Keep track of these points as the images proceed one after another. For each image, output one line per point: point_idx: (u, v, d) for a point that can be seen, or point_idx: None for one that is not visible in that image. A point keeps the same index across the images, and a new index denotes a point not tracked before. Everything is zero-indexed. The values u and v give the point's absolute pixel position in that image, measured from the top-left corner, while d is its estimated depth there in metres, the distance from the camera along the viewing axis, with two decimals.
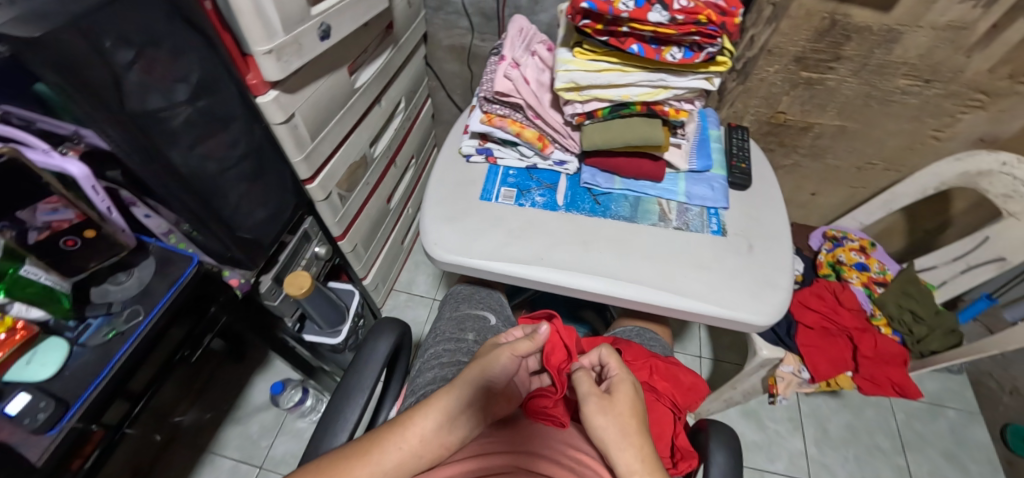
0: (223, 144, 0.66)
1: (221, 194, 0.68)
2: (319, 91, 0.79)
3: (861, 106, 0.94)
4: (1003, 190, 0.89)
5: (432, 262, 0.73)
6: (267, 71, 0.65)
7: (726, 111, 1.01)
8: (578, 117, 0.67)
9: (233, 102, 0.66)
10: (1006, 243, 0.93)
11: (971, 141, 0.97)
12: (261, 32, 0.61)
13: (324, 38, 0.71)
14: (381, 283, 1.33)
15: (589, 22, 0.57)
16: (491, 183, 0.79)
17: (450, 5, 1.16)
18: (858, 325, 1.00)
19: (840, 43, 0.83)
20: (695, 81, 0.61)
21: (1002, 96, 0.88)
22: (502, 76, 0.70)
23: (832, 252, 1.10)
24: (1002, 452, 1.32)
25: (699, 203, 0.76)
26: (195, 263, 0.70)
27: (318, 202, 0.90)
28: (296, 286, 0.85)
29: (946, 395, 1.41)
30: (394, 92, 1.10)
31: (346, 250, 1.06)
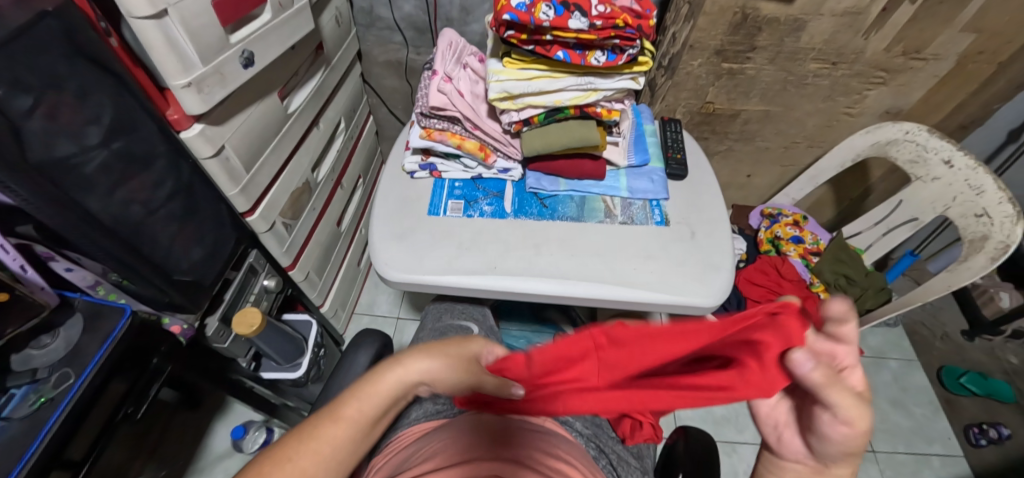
0: (147, 185, 0.63)
1: (150, 238, 0.65)
2: (248, 120, 0.76)
3: (780, 91, 1.00)
4: (910, 156, 0.98)
5: (385, 283, 0.72)
6: (188, 105, 0.62)
7: (660, 105, 1.05)
8: (515, 125, 0.69)
9: (153, 139, 0.62)
10: (917, 204, 1.02)
11: (878, 115, 1.06)
12: (176, 65, 0.58)
13: (248, 66, 0.68)
14: (341, 309, 1.30)
15: (513, 33, 0.58)
16: (438, 197, 0.78)
17: (381, 21, 1.15)
18: (801, 294, 1.06)
19: (754, 34, 0.88)
20: (622, 82, 0.63)
21: (899, 72, 0.96)
22: (435, 90, 0.70)
23: (770, 229, 1.18)
24: (940, 393, 1.44)
25: (641, 196, 0.79)
26: (128, 314, 0.65)
27: (261, 234, 0.86)
28: (245, 326, 0.82)
29: (887, 347, 1.53)
30: (332, 112, 1.08)
31: (298, 279, 1.02)
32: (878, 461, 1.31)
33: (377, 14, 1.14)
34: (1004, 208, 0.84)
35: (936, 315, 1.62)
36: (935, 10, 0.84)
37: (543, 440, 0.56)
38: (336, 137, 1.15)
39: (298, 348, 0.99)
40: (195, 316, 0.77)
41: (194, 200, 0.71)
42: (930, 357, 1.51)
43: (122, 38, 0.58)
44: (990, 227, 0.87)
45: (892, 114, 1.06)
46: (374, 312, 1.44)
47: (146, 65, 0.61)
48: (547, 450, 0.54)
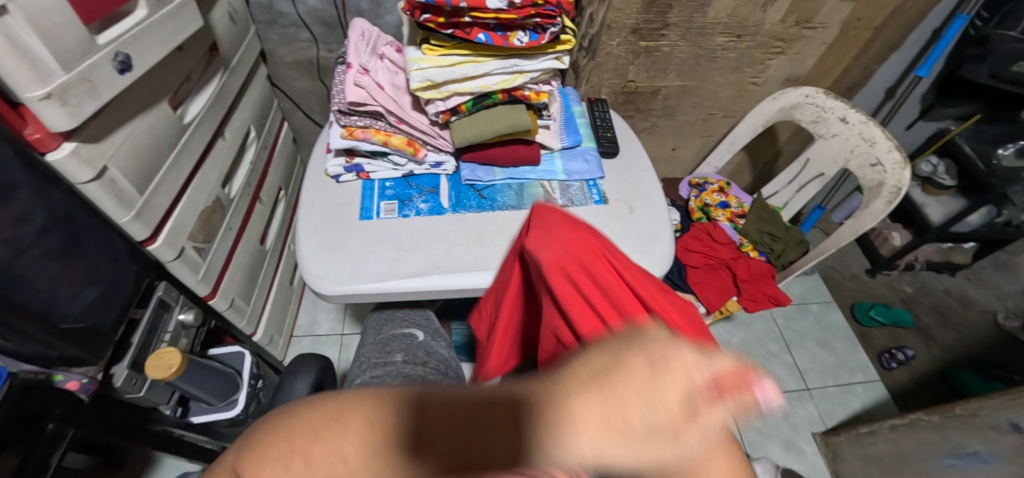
0: (12, 219, 0.52)
1: (23, 284, 0.55)
2: (134, 134, 0.66)
3: (694, 66, 1.05)
4: (811, 118, 1.06)
5: (321, 298, 0.66)
6: (52, 121, 0.52)
7: (584, 87, 1.06)
8: (442, 115, 0.65)
9: (13, 165, 0.52)
10: (822, 160, 1.11)
11: (780, 82, 1.14)
12: (29, 74, 0.49)
13: (125, 71, 0.59)
14: (276, 333, 1.19)
15: (429, 16, 0.55)
16: (369, 200, 0.73)
17: (283, 17, 1.06)
18: (733, 255, 1.12)
19: (665, 12, 0.91)
20: (546, 62, 0.62)
21: (794, 41, 1.04)
22: (352, 85, 0.65)
23: (700, 197, 1.24)
24: (855, 327, 1.60)
25: (578, 178, 0.79)
26: (6, 375, 0.55)
27: (170, 263, 0.77)
28: (162, 369, 0.71)
29: (808, 294, 1.67)
30: (238, 120, 0.98)
31: (221, 308, 0.92)
32: (813, 397, 1.44)
33: (278, 9, 1.04)
34: (893, 156, 0.94)
35: (844, 259, 1.80)
36: None
37: None
38: (247, 147, 1.05)
39: (231, 383, 0.89)
40: (99, 367, 0.67)
41: (76, 234, 0.61)
42: (843, 298, 1.68)
43: None
44: (884, 174, 0.96)
45: (792, 80, 1.15)
46: (315, 332, 1.35)
47: None
48: None
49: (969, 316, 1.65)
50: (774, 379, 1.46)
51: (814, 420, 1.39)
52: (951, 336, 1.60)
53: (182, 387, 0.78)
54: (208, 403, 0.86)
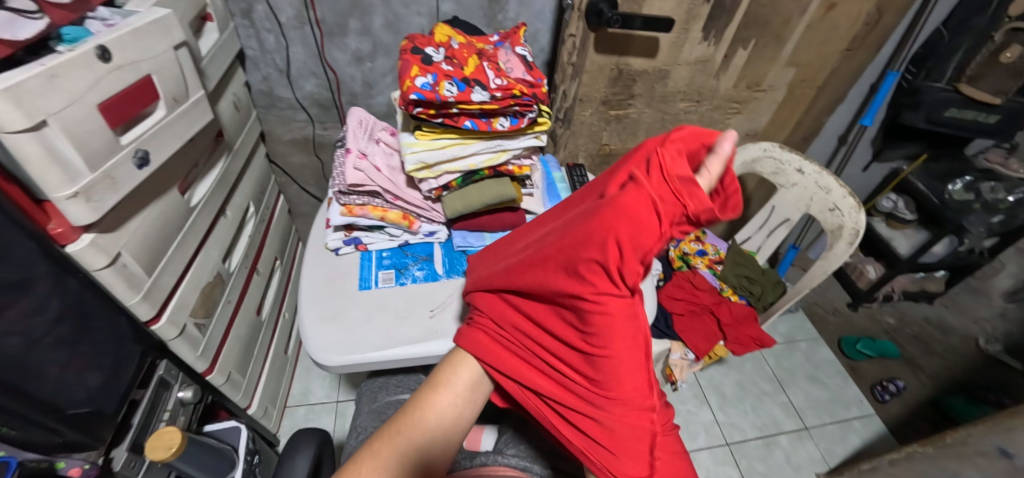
0: (27, 310, 0.56)
1: (35, 374, 0.57)
2: (146, 221, 0.71)
3: (661, 128, 1.15)
4: (771, 169, 1.16)
5: (322, 368, 0.69)
6: (75, 216, 0.56)
7: (563, 152, 1.15)
8: (435, 191, 0.72)
9: (33, 260, 0.56)
10: (786, 207, 1.20)
11: (741, 137, 1.25)
12: (60, 177, 0.54)
13: (142, 165, 0.65)
14: (270, 405, 1.18)
15: (421, 109, 0.62)
16: (367, 270, 0.78)
17: (282, 101, 1.15)
18: (715, 300, 1.18)
19: (630, 85, 1.02)
20: (527, 141, 0.69)
21: (748, 102, 1.16)
22: (352, 168, 0.71)
23: (679, 246, 1.31)
24: (844, 361, 1.64)
25: None
26: (15, 463, 0.60)
27: (171, 341, 0.78)
28: (162, 450, 0.71)
29: (795, 332, 1.71)
30: (239, 198, 1.04)
31: (218, 383, 0.93)
32: (813, 436, 1.44)
33: (277, 94, 1.13)
34: (849, 201, 1.03)
35: (825, 294, 1.86)
36: (762, 53, 1.04)
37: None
38: (246, 222, 1.09)
39: (227, 459, 0.88)
40: (100, 451, 0.67)
41: (86, 319, 0.64)
42: (829, 333, 1.72)
43: None
44: (842, 218, 1.04)
45: (751, 135, 1.26)
46: (309, 401, 1.33)
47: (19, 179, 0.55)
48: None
49: (950, 342, 1.70)
50: (771, 420, 1.47)
51: (816, 460, 1.39)
52: (936, 363, 1.64)
53: (179, 468, 0.78)
54: None
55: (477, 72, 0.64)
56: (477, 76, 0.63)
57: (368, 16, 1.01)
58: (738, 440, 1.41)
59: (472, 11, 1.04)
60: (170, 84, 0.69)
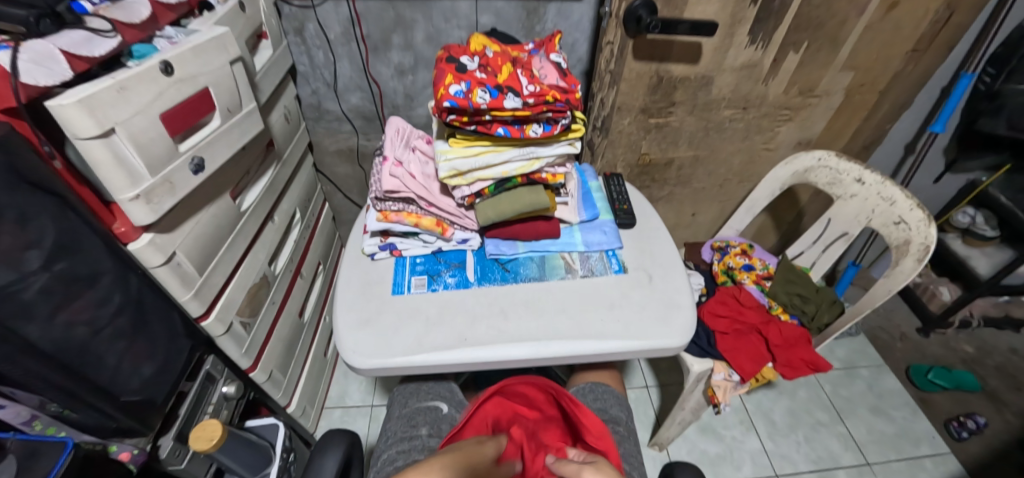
0: (92, 303, 0.60)
1: (96, 360, 0.61)
2: (200, 223, 0.75)
3: (704, 137, 1.11)
4: (827, 179, 1.09)
5: (354, 371, 0.70)
6: (136, 217, 0.61)
7: (601, 162, 1.13)
8: (467, 198, 0.72)
9: (100, 256, 0.60)
10: (844, 220, 1.11)
11: (793, 146, 1.18)
12: (124, 180, 0.58)
13: (198, 172, 0.69)
14: (309, 405, 1.22)
15: (455, 116, 0.63)
16: (400, 276, 0.79)
17: (329, 114, 1.20)
18: (762, 319, 1.10)
19: (670, 93, 0.99)
20: (560, 148, 0.69)
21: (801, 109, 1.09)
22: (387, 175, 0.73)
23: (723, 260, 1.24)
24: (914, 393, 1.49)
25: (597, 248, 0.83)
26: (71, 446, 0.59)
27: (218, 338, 0.82)
28: (204, 441, 0.75)
29: (855, 357, 1.58)
30: (286, 204, 1.09)
31: (260, 381, 0.97)
32: (876, 474, 1.31)
33: (325, 107, 1.19)
34: (916, 214, 0.94)
35: (890, 317, 1.71)
36: (816, 56, 0.98)
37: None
38: (292, 228, 1.15)
39: (265, 455, 0.90)
40: (148, 438, 0.71)
41: (143, 314, 0.68)
42: (895, 360, 1.58)
43: (66, 159, 0.57)
44: (909, 232, 0.96)
45: (804, 144, 1.19)
46: (345, 403, 1.36)
47: (90, 182, 0.60)
48: None
49: None
50: (827, 453, 1.35)
51: None
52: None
53: (220, 460, 0.81)
54: (240, 476, 0.87)
55: (510, 79, 0.64)
56: (510, 83, 0.63)
57: (410, 32, 1.05)
58: (789, 473, 1.31)
59: (511, 23, 1.05)
60: (225, 96, 0.73)
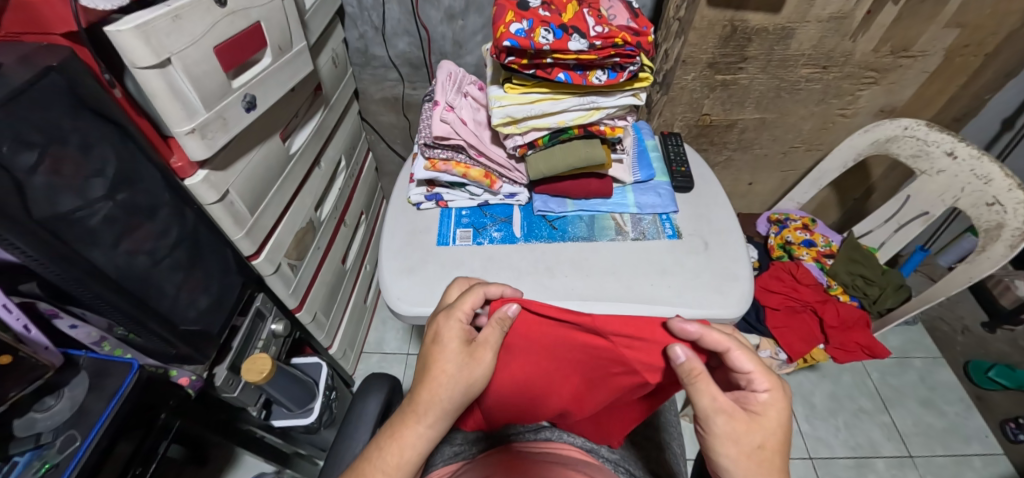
0: (152, 234, 0.62)
1: (156, 289, 0.63)
2: (252, 162, 0.75)
3: (774, 98, 1.01)
4: (911, 151, 0.98)
5: (397, 318, 0.71)
6: (192, 151, 0.61)
7: (656, 121, 1.07)
8: (520, 148, 0.69)
9: (158, 189, 0.62)
10: (926, 198, 1.01)
11: (873, 114, 1.07)
12: (180, 113, 0.58)
13: (250, 109, 0.68)
14: (349, 349, 1.26)
15: (514, 58, 0.59)
16: (446, 227, 0.78)
17: (376, 60, 1.17)
18: (820, 298, 1.06)
19: (744, 45, 0.90)
20: (623, 99, 0.64)
21: (890, 71, 0.97)
22: (438, 120, 0.71)
23: (780, 234, 1.17)
24: (970, 389, 1.39)
25: (650, 211, 0.79)
26: (136, 369, 0.62)
27: (267, 276, 0.84)
28: (255, 373, 0.78)
29: (909, 347, 1.49)
30: (332, 151, 1.08)
31: (305, 321, 1.00)
32: (917, 467, 1.26)
33: (372, 53, 1.16)
34: (1015, 195, 0.84)
35: (953, 308, 1.57)
36: (918, 9, 0.86)
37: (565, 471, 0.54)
38: (337, 175, 1.15)
39: (309, 391, 0.94)
40: (205, 366, 0.74)
41: (198, 249, 0.70)
42: (954, 353, 1.47)
43: (126, 89, 0.57)
44: (1004, 215, 0.86)
45: (886, 112, 1.07)
46: (383, 350, 1.40)
47: (149, 114, 0.61)
48: (582, 470, 0.56)
49: None
50: (866, 441, 1.30)
51: None
52: None
53: (269, 392, 0.85)
54: (287, 408, 0.91)
55: (576, 19, 0.59)
56: (576, 23, 0.59)
57: None
58: (824, 457, 1.27)
59: None
60: (276, 33, 0.71)
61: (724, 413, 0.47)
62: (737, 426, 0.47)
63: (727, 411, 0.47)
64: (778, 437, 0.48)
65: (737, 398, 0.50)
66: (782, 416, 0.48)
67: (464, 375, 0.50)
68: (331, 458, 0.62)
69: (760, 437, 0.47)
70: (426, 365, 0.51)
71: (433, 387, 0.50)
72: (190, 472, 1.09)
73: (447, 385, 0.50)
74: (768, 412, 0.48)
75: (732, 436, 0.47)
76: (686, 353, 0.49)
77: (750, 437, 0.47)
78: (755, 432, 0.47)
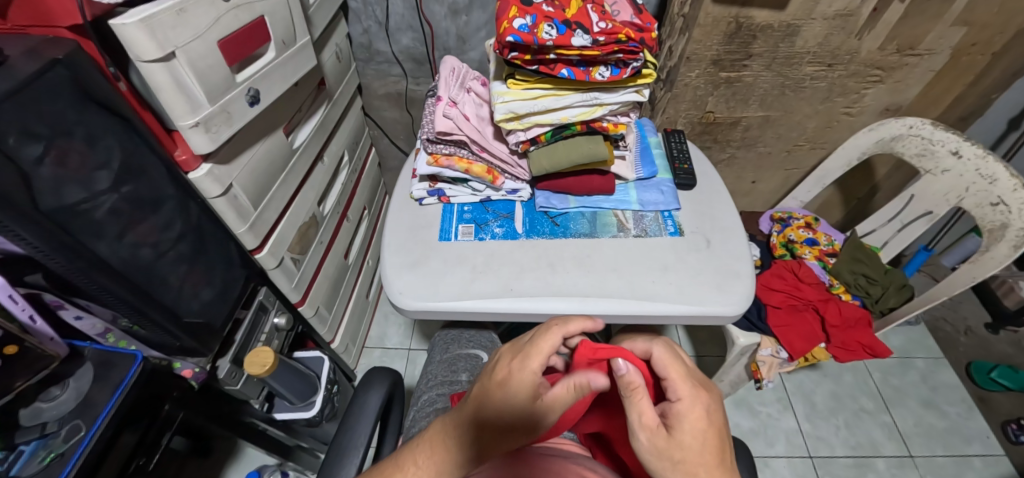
0: (156, 227, 0.63)
1: (160, 281, 0.64)
2: (256, 156, 0.75)
3: (778, 95, 1.01)
4: (916, 150, 0.98)
5: (399, 312, 0.72)
6: (196, 145, 0.62)
7: (660, 118, 1.06)
8: (523, 144, 0.69)
9: (162, 182, 0.62)
10: (930, 197, 1.01)
11: (878, 113, 1.06)
12: (184, 106, 0.58)
13: (254, 103, 0.68)
14: (351, 344, 1.27)
15: (517, 54, 0.59)
16: (448, 222, 0.78)
17: (380, 55, 1.17)
18: (822, 297, 1.06)
19: (748, 42, 0.90)
20: (627, 95, 0.64)
21: (895, 69, 0.97)
22: (441, 116, 0.71)
23: (783, 233, 1.18)
24: (971, 390, 1.38)
25: (653, 208, 0.79)
26: (140, 360, 0.63)
27: (270, 270, 0.85)
28: (258, 366, 0.78)
29: (911, 347, 1.49)
30: (335, 146, 1.08)
31: (308, 315, 1.00)
32: (917, 467, 1.26)
33: (375, 48, 1.16)
34: (1020, 195, 0.84)
35: (957, 309, 1.56)
36: (924, 6, 0.86)
37: (565, 464, 0.55)
38: (341, 170, 1.15)
39: (311, 385, 0.94)
40: (208, 359, 0.74)
41: (202, 242, 0.70)
42: (956, 354, 1.46)
43: (131, 82, 0.58)
44: (1009, 215, 0.86)
45: (891, 111, 1.06)
46: (384, 345, 1.41)
47: (154, 108, 0.61)
48: (583, 464, 0.56)
49: None
50: (867, 440, 1.30)
51: None
52: None
53: (271, 385, 0.85)
54: (289, 402, 0.92)
55: (580, 15, 0.59)
56: (579, 19, 0.59)
57: None
58: (824, 456, 1.27)
59: None
60: (280, 27, 0.71)
61: (646, 429, 0.44)
62: (658, 443, 0.43)
63: (649, 427, 0.44)
64: (699, 452, 0.43)
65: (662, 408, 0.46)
66: (699, 425, 0.43)
67: (518, 423, 0.47)
68: (333, 450, 0.63)
69: (680, 454, 0.43)
70: (485, 402, 0.48)
71: (486, 427, 0.47)
72: (193, 464, 1.10)
73: (495, 427, 0.47)
74: (683, 424, 0.44)
75: (660, 455, 0.43)
76: (628, 365, 0.45)
77: (678, 453, 0.43)
78: (675, 448, 0.43)
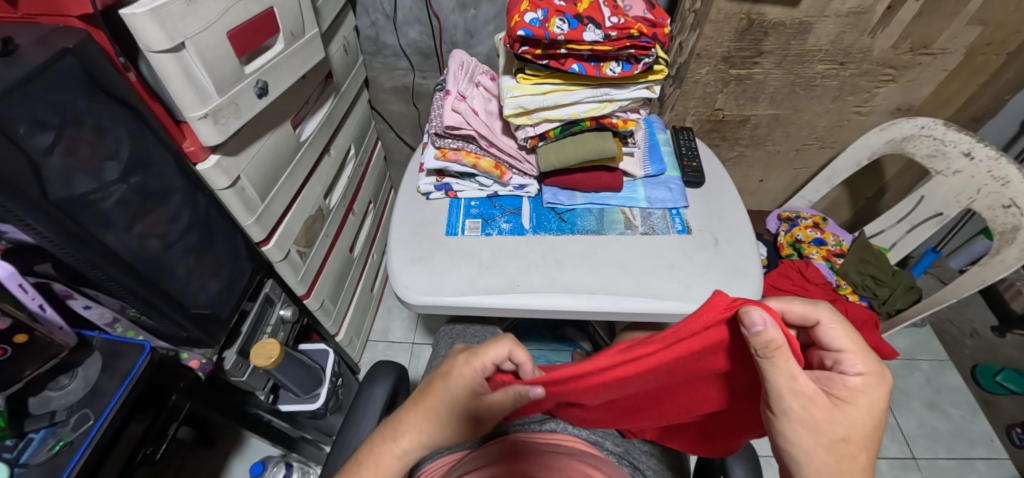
0: (165, 218, 0.63)
1: (167, 272, 0.64)
2: (263, 149, 0.75)
3: (789, 94, 1.00)
4: (927, 151, 0.97)
5: (406, 306, 0.72)
6: (204, 136, 0.62)
7: (669, 115, 1.05)
8: (531, 140, 0.69)
9: (171, 173, 0.62)
10: (940, 199, 1.00)
11: (889, 112, 1.05)
12: (192, 97, 0.58)
13: (262, 95, 0.68)
14: (355, 337, 1.27)
15: (527, 48, 0.59)
16: (454, 217, 0.78)
17: (388, 48, 1.17)
18: (828, 297, 1.05)
19: (759, 39, 0.89)
20: (637, 91, 0.63)
21: (908, 68, 0.96)
22: (450, 110, 0.70)
23: (790, 233, 1.17)
24: (976, 393, 1.38)
25: (660, 206, 0.79)
26: (148, 350, 0.63)
27: (277, 263, 0.85)
28: (264, 358, 0.79)
29: (917, 349, 1.48)
30: (341, 139, 1.08)
31: (313, 308, 1.00)
32: (920, 468, 1.25)
33: (383, 41, 1.16)
34: None
35: (963, 311, 1.55)
36: (940, 5, 0.84)
37: (569, 461, 0.56)
38: (347, 163, 1.15)
39: (316, 377, 0.95)
40: (214, 350, 0.75)
41: (210, 234, 0.70)
42: (961, 357, 1.45)
43: (140, 73, 0.58)
44: (1020, 217, 0.85)
45: (902, 111, 1.05)
46: (388, 338, 1.41)
47: (162, 99, 0.61)
48: (589, 462, 0.56)
49: None
50: None
51: None
52: None
53: (276, 376, 0.86)
54: (294, 393, 0.92)
55: (591, 9, 0.59)
56: (591, 14, 0.58)
57: None
58: None
59: None
60: (288, 19, 0.71)
61: (802, 396, 0.38)
62: (816, 413, 0.38)
63: (806, 395, 0.38)
64: (867, 431, 0.40)
65: (817, 376, 0.42)
66: (875, 406, 0.40)
67: (454, 415, 0.50)
68: (338, 442, 0.63)
69: (845, 428, 0.39)
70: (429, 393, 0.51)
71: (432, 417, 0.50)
72: (199, 453, 1.12)
73: (433, 419, 0.50)
74: (857, 399, 0.40)
75: (813, 428, 0.39)
76: (768, 319, 0.37)
77: (831, 427, 0.39)
78: (837, 418, 0.39)
